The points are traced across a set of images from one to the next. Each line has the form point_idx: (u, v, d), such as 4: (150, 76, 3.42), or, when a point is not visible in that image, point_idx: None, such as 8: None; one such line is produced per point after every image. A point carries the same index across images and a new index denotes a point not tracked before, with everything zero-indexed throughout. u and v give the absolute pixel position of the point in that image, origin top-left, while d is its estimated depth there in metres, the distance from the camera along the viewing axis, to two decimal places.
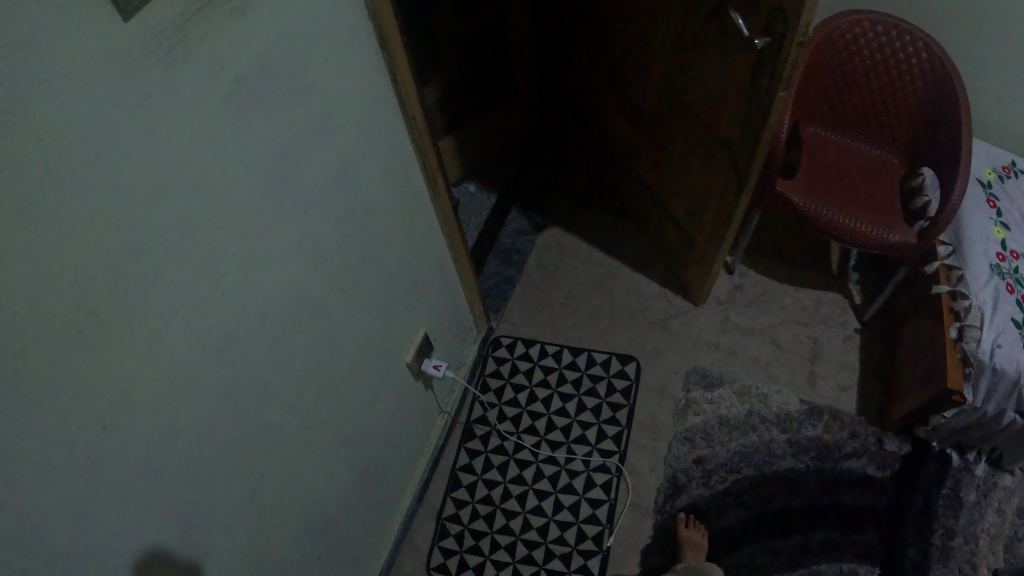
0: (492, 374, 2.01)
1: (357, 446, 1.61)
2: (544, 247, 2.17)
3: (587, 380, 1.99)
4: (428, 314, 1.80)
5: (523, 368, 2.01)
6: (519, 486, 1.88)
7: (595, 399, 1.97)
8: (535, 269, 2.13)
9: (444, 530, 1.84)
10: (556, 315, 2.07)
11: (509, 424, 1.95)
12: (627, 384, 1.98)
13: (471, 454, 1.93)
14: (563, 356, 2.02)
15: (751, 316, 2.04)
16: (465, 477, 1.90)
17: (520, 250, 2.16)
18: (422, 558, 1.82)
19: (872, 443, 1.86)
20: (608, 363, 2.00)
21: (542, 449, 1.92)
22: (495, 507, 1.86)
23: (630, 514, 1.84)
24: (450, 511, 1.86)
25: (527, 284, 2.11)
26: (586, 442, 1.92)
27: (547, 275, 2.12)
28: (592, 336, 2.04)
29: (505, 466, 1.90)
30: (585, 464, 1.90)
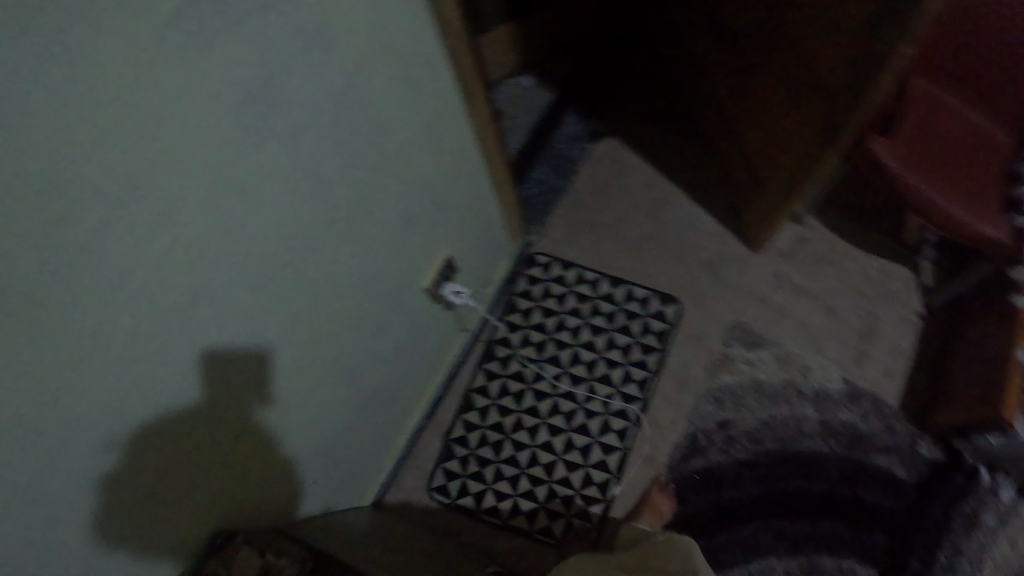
0: (523, 295, 1.92)
1: (364, 383, 1.58)
2: (599, 158, 2.00)
3: (622, 316, 1.87)
4: (454, 237, 1.69)
5: (556, 292, 1.90)
6: (533, 418, 1.82)
7: (627, 338, 1.86)
8: (585, 182, 1.97)
9: (451, 451, 1.83)
10: (599, 237, 1.93)
11: (533, 350, 1.87)
12: (664, 327, 1.86)
13: (488, 376, 1.88)
14: (601, 285, 1.90)
15: (809, 276, 1.90)
16: (479, 400, 1.86)
17: (572, 158, 2.00)
18: (426, 478, 1.82)
19: (906, 442, 1.77)
20: (648, 300, 1.87)
21: (562, 382, 1.84)
22: (505, 436, 1.82)
23: (642, 465, 1.77)
24: (459, 433, 1.84)
25: (573, 198, 1.96)
26: (609, 383, 1.83)
27: (596, 191, 1.96)
28: (635, 266, 1.91)
29: (522, 395, 1.84)
30: (604, 407, 1.81)
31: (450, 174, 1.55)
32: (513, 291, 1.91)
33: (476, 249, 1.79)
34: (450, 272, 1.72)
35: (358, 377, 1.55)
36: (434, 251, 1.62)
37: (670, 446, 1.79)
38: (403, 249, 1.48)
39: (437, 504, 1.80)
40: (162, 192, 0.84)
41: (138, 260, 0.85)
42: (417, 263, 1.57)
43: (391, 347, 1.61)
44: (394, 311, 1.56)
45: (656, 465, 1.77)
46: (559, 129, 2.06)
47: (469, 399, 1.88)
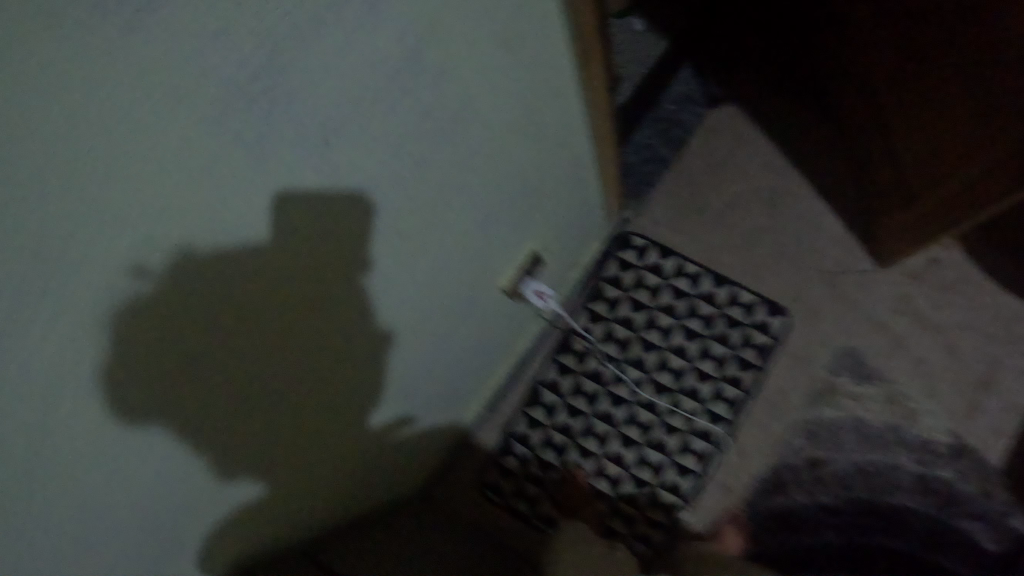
0: (612, 283, 1.65)
1: (412, 383, 1.34)
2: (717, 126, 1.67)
3: (721, 321, 1.59)
4: (546, 225, 1.41)
5: (651, 286, 1.63)
6: (606, 426, 1.58)
7: (724, 348, 1.57)
8: (698, 154, 1.66)
9: (509, 449, 1.62)
10: (703, 227, 1.65)
11: (615, 347, 1.62)
12: (767, 343, 1.57)
13: (561, 370, 1.64)
14: (703, 283, 1.61)
15: (938, 304, 1.58)
16: (548, 396, 1.63)
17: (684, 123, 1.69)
18: (480, 472, 1.64)
19: (1003, 510, 1.43)
20: (754, 309, 1.59)
21: (644, 389, 1.58)
22: (571, 441, 1.59)
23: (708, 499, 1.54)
24: (519, 430, 1.63)
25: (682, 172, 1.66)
26: (696, 399, 1.56)
27: (709, 167, 1.65)
28: (740, 266, 1.62)
29: (596, 396, 1.60)
30: (686, 423, 1.55)
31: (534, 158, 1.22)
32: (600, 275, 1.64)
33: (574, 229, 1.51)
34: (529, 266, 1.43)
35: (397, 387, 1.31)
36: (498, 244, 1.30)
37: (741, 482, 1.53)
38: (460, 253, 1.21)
39: (486, 504, 1.61)
40: (60, 268, 0.61)
41: (59, 324, 0.64)
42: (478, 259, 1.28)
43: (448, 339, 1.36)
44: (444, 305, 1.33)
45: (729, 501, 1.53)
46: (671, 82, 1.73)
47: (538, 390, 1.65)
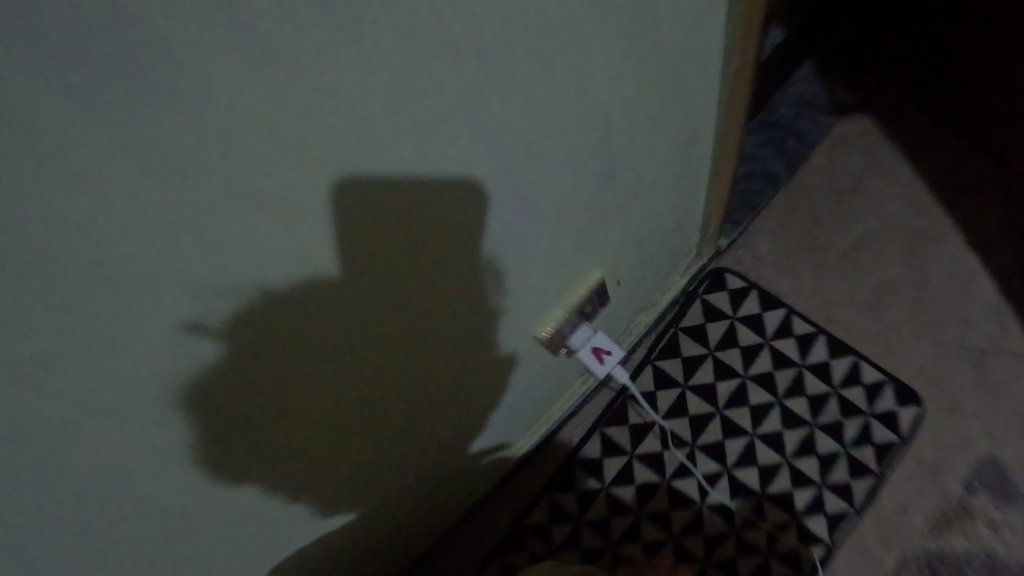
0: (689, 330, 1.09)
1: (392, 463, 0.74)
2: (845, 139, 1.22)
3: (834, 405, 1.02)
4: (631, 254, 0.86)
5: (746, 340, 1.07)
6: (676, 515, 0.99)
7: (836, 444, 1.00)
8: (821, 166, 1.19)
9: (553, 503, 1.02)
10: (824, 288, 1.09)
11: (686, 429, 1.03)
12: (889, 440, 1.00)
13: (605, 448, 1.04)
14: (816, 345, 1.06)
15: None
16: (607, 463, 1.03)
17: (805, 134, 1.22)
18: (490, 549, 1.02)
19: None
20: (879, 395, 1.02)
21: (716, 488, 1.00)
22: (634, 516, 1.00)
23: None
24: (553, 507, 1.02)
25: (804, 186, 1.17)
26: (787, 507, 0.97)
27: (834, 185, 1.17)
28: (865, 339, 1.06)
29: (650, 489, 1.01)
30: (767, 539, 0.96)
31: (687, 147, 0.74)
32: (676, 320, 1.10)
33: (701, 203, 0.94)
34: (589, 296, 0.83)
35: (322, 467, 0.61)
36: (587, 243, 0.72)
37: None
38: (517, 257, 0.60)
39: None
40: None
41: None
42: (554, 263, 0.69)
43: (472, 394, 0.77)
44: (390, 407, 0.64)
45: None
46: (788, 88, 1.28)
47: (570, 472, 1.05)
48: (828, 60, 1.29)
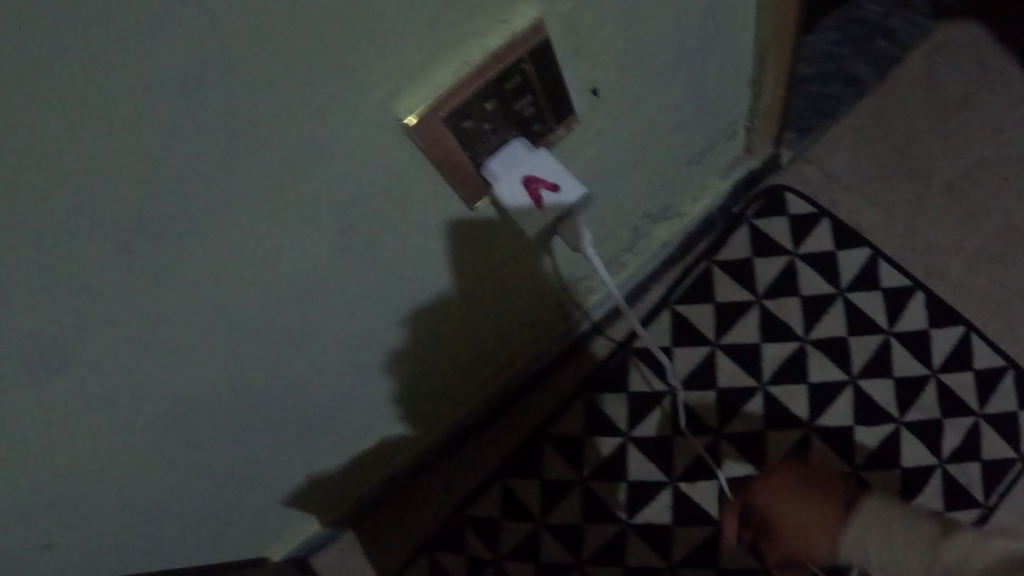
0: (725, 267, 0.72)
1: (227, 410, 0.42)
2: (955, 42, 0.83)
3: (930, 392, 0.66)
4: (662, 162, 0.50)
5: (808, 289, 0.71)
6: (680, 533, 0.63)
7: (928, 454, 0.64)
8: (921, 74, 0.82)
9: (508, 491, 0.66)
10: (920, 230, 0.75)
11: (710, 410, 0.67)
12: (1004, 457, 0.63)
13: (601, 414, 0.67)
14: (907, 305, 0.69)
15: None
16: (593, 444, 0.66)
17: (899, 34, 0.85)
18: (412, 548, 0.67)
19: None
20: (995, 387, 0.66)
21: (744, 504, 0.63)
22: (621, 528, 0.63)
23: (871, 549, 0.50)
24: (506, 499, 0.66)
25: (896, 98, 0.81)
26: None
27: (939, 98, 0.81)
28: (976, 299, 0.72)
29: (649, 490, 0.64)
30: None
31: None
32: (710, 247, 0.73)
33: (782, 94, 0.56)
34: (530, 68, 0.33)
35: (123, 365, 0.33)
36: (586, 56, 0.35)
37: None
38: (388, 8, 0.27)
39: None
40: None
41: None
42: (473, 52, 0.31)
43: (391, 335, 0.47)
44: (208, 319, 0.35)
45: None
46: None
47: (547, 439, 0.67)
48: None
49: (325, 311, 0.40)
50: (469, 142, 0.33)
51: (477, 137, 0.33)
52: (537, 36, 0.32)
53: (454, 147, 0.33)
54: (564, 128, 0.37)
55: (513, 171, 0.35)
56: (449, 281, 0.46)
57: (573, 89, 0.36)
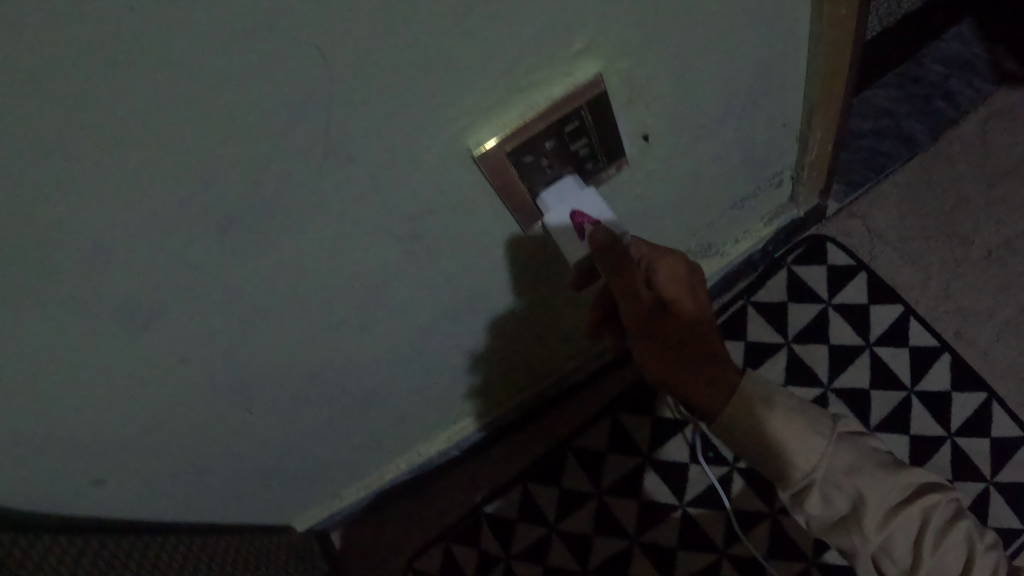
0: (761, 308, 0.78)
1: (284, 377, 0.47)
2: (1013, 110, 0.84)
3: (945, 450, 0.72)
4: (713, 202, 0.52)
5: (839, 338, 0.76)
6: (685, 557, 0.65)
7: None
8: (974, 139, 0.84)
9: (527, 494, 0.69)
10: (954, 294, 0.77)
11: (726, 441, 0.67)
12: (1011, 526, 0.70)
13: (619, 433, 0.69)
14: (933, 365, 0.74)
15: None
16: (612, 461, 0.69)
17: (956, 97, 0.86)
18: (429, 536, 0.70)
19: None
20: (1010, 456, 0.71)
21: (749, 538, 0.64)
22: (628, 544, 0.66)
23: (817, 444, 0.46)
24: (524, 500, 0.69)
25: (947, 160, 0.83)
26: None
27: (990, 165, 0.82)
28: (1002, 368, 0.75)
29: (658, 514, 0.66)
30: None
31: (822, 34, 0.43)
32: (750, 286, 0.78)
33: (829, 149, 0.58)
34: (588, 116, 0.36)
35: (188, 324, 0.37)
36: (640, 105, 0.38)
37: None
38: (465, 52, 0.30)
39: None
40: None
41: None
42: (539, 100, 0.34)
43: (431, 333, 0.50)
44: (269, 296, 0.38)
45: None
46: (939, 42, 0.90)
47: (566, 452, 0.70)
48: (999, 16, 0.89)
49: (388, 301, 0.44)
50: (526, 172, 0.37)
51: (533, 167, 0.37)
52: (596, 89, 0.35)
53: (511, 175, 0.37)
54: (614, 169, 0.41)
55: (564, 204, 0.38)
56: (497, 288, 0.49)
57: (622, 132, 0.39)
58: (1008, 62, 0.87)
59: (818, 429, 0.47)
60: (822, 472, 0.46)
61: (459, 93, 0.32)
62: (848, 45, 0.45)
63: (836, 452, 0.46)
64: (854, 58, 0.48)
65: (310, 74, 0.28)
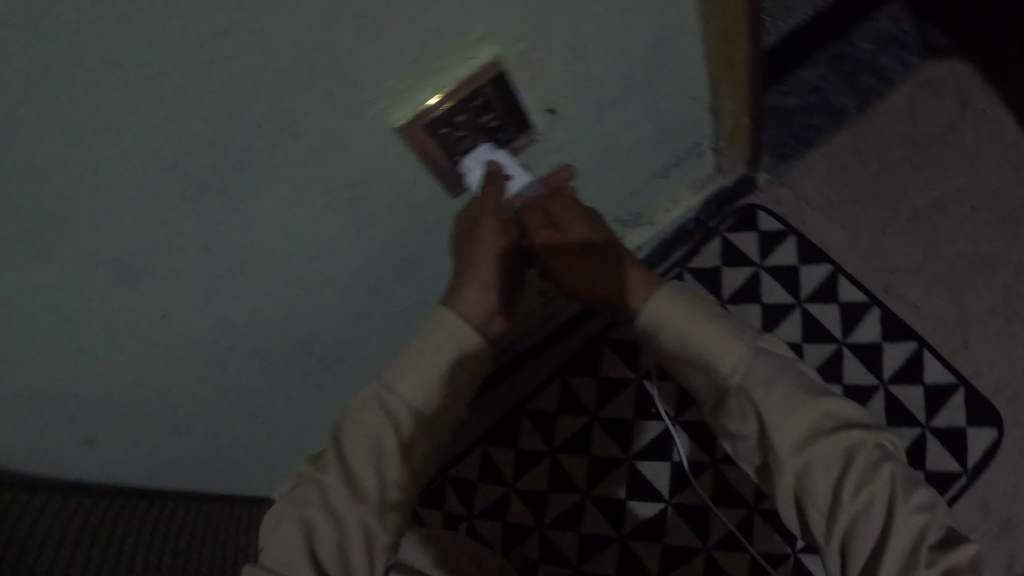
0: (698, 272, 0.84)
1: (254, 350, 0.54)
2: (937, 80, 0.90)
3: (879, 395, 0.77)
4: (626, 163, 0.59)
5: (772, 296, 0.82)
6: (633, 506, 0.72)
7: None
8: (898, 107, 0.89)
9: (486, 458, 0.76)
10: (882, 252, 0.83)
11: (668, 396, 0.74)
12: (948, 469, 0.75)
13: (568, 395, 0.76)
14: (863, 319, 0.80)
15: None
16: (563, 421, 0.75)
17: (885, 71, 0.91)
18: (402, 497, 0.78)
19: None
20: (943, 403, 0.77)
21: (694, 486, 0.71)
22: (580, 497, 0.73)
23: (736, 348, 0.48)
24: (484, 464, 0.76)
25: (872, 129, 0.89)
26: (784, 532, 0.69)
27: (915, 133, 0.88)
28: (932, 321, 0.80)
29: (608, 468, 0.73)
30: (752, 566, 0.68)
31: (708, 15, 0.49)
32: (689, 253, 0.85)
33: (745, 118, 0.64)
34: (492, 93, 0.42)
35: (156, 299, 0.43)
36: (541, 79, 0.44)
37: (406, 497, 0.47)
38: (368, 63, 0.36)
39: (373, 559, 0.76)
40: None
41: None
42: (446, 80, 0.40)
43: (374, 291, 0.56)
44: (225, 270, 0.44)
45: (449, 329, 0.48)
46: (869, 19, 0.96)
47: (521, 415, 0.77)
48: None
49: (338, 271, 0.51)
50: (443, 141, 0.43)
51: (449, 136, 0.43)
52: (494, 70, 0.41)
53: (431, 144, 0.43)
54: (520, 135, 0.47)
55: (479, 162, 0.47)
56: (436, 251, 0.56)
57: (527, 105, 0.45)
58: (930, 33, 0.92)
59: (741, 340, 0.49)
60: (742, 378, 0.48)
61: (369, 99, 0.38)
62: (738, 28, 0.51)
63: (756, 361, 0.48)
64: (749, 39, 0.53)
65: (235, 96, 0.34)
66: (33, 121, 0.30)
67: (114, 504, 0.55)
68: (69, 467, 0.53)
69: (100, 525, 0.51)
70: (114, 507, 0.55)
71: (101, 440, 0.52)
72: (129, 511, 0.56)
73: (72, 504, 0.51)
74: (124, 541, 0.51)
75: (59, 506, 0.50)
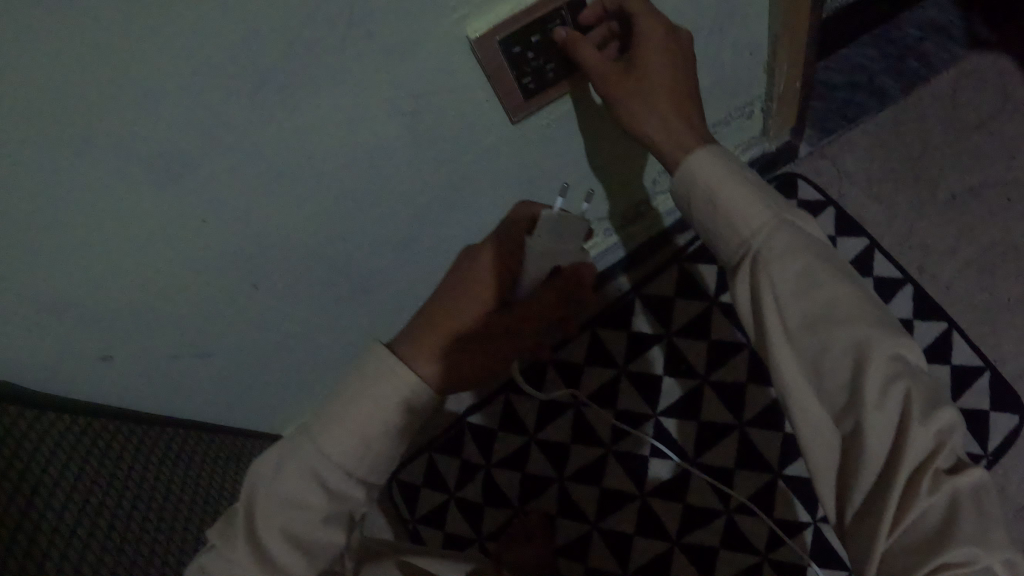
0: None
1: (304, 275, 0.55)
2: (985, 69, 0.89)
3: None
4: None
5: None
6: (655, 463, 0.72)
7: None
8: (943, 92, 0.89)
9: (508, 406, 0.77)
10: (917, 233, 0.83)
11: (698, 356, 0.74)
12: (972, 451, 0.75)
13: (598, 349, 0.77)
14: (897, 295, 0.81)
15: None
16: (591, 374, 0.76)
17: (931, 58, 0.91)
18: (422, 442, 0.78)
19: None
20: (970, 384, 0.77)
21: (721, 446, 0.71)
22: (602, 451, 0.73)
23: (758, 216, 0.38)
24: (505, 413, 0.76)
25: (916, 111, 0.89)
26: (807, 500, 0.69)
27: (958, 119, 0.87)
28: (962, 306, 0.80)
29: (634, 424, 0.73)
30: (772, 530, 0.68)
31: None
32: None
33: (796, 83, 0.64)
34: (568, 14, 0.45)
35: (206, 211, 0.43)
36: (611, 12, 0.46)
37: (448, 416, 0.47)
38: None
39: (383, 502, 0.77)
40: None
41: None
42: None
43: (417, 222, 0.56)
44: (288, 188, 0.45)
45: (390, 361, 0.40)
46: (921, 8, 0.95)
47: (550, 367, 0.77)
48: None
49: (394, 197, 0.52)
50: (513, 61, 0.45)
51: (521, 57, 0.44)
52: None
53: (502, 60, 0.44)
54: (577, 79, 0.50)
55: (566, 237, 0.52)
56: (487, 187, 0.57)
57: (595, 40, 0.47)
58: (981, 22, 0.92)
59: (771, 203, 0.38)
60: (758, 244, 0.37)
61: (432, 16, 0.39)
62: None
63: (775, 231, 0.37)
64: None
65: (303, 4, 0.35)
66: (110, 20, 0.31)
67: (120, 425, 0.55)
68: (90, 381, 0.53)
69: (116, 447, 0.53)
70: (136, 434, 0.56)
71: (125, 355, 0.52)
72: (138, 437, 0.56)
73: (95, 425, 0.53)
74: (127, 467, 0.52)
75: (70, 422, 0.50)
